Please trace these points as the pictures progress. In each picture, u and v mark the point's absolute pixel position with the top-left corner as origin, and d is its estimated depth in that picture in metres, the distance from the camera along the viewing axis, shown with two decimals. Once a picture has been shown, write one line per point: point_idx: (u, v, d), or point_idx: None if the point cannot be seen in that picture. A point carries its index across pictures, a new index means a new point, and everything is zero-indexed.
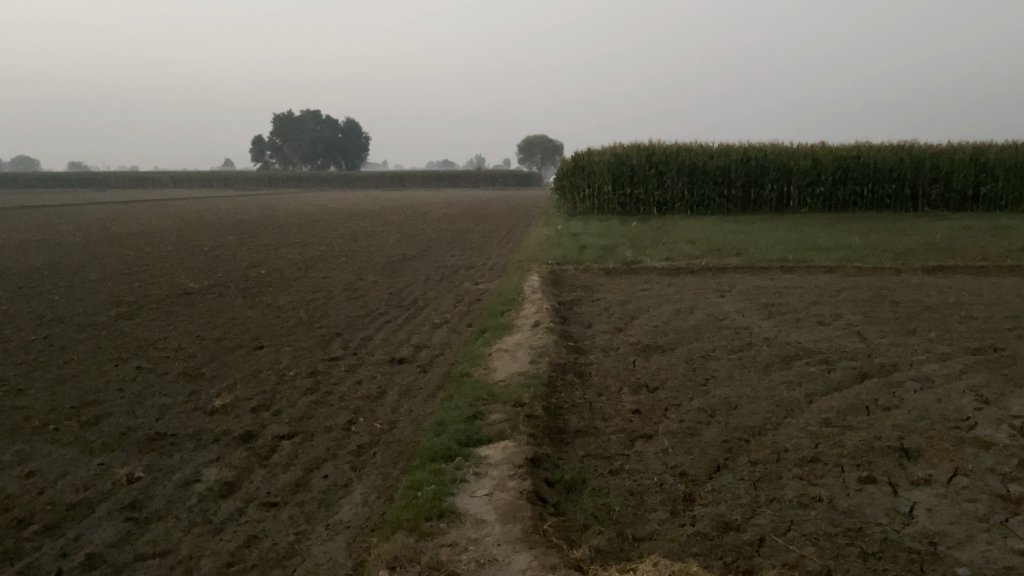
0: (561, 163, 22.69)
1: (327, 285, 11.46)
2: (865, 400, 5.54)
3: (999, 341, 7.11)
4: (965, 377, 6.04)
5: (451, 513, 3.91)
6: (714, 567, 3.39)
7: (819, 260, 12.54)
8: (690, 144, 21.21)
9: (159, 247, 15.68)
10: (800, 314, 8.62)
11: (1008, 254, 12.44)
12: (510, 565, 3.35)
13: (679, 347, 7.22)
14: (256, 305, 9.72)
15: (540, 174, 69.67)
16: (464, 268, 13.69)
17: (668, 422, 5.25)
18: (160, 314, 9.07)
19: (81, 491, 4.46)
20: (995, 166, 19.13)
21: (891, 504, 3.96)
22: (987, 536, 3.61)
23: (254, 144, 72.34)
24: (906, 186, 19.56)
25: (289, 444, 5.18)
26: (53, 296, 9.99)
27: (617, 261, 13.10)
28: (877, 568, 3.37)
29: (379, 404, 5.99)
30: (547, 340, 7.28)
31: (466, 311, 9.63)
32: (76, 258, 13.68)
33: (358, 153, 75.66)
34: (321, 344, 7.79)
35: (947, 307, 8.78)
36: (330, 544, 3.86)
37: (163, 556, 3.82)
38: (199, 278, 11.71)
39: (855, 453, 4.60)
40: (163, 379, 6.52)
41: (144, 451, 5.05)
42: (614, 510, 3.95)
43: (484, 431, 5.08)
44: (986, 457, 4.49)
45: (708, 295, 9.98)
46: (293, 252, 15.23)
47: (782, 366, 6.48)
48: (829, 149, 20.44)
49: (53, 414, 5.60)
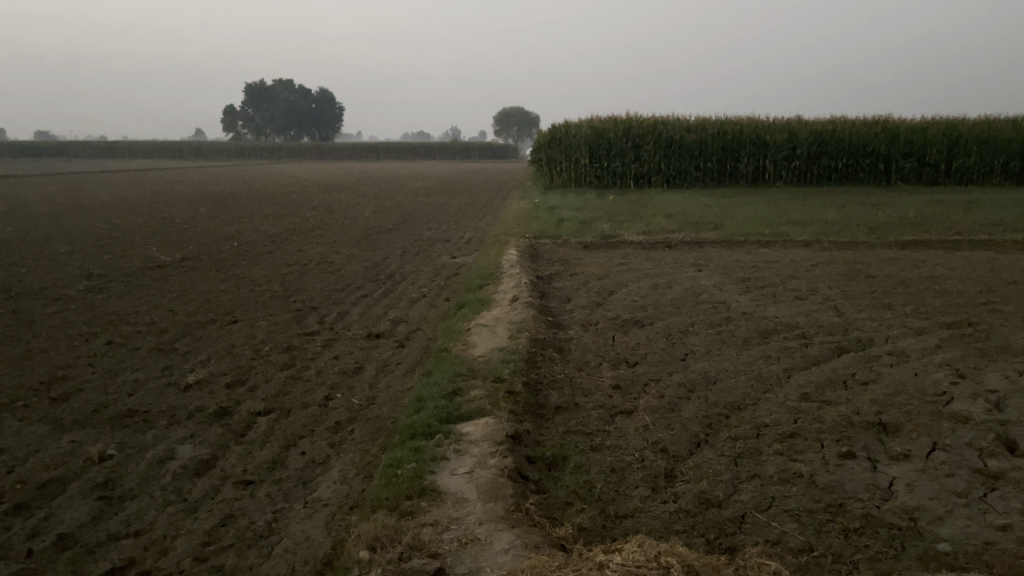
0: (539, 136, 22.45)
1: (302, 258, 11.23)
2: (843, 374, 5.58)
3: (973, 316, 7.19)
4: (940, 351, 6.10)
5: (432, 492, 3.85)
6: (697, 545, 3.39)
7: (796, 234, 12.60)
8: (668, 117, 21.15)
9: (127, 219, 15.26)
10: (778, 289, 8.62)
11: (979, 229, 12.58)
12: (492, 544, 3.31)
13: (658, 322, 7.20)
14: (229, 279, 9.50)
15: (517, 146, 68.98)
16: (441, 241, 13.54)
17: (649, 398, 5.23)
18: (130, 287, 8.81)
19: (52, 469, 4.32)
20: (968, 141, 19.25)
21: (871, 480, 3.98)
22: (966, 511, 3.65)
23: (227, 114, 71.20)
24: (880, 160, 19.69)
25: (265, 421, 5.08)
26: (20, 269, 9.67)
27: (594, 235, 13.05)
28: (859, 544, 3.39)
29: (356, 380, 5.89)
30: (526, 314, 7.23)
31: (443, 286, 9.50)
32: (42, 230, 13.25)
33: (332, 124, 74.24)
34: (296, 319, 7.65)
35: (920, 281, 8.85)
36: (309, 524, 3.79)
37: (137, 536, 3.72)
38: (170, 251, 11.41)
39: (834, 429, 4.62)
40: (136, 354, 6.35)
41: (115, 429, 4.90)
42: (596, 487, 3.93)
43: (464, 407, 5.02)
44: (963, 432, 4.54)
45: (686, 269, 9.97)
46: (267, 225, 14.93)
47: (761, 341, 6.49)
48: (806, 123, 20.48)
49: (22, 390, 5.42)
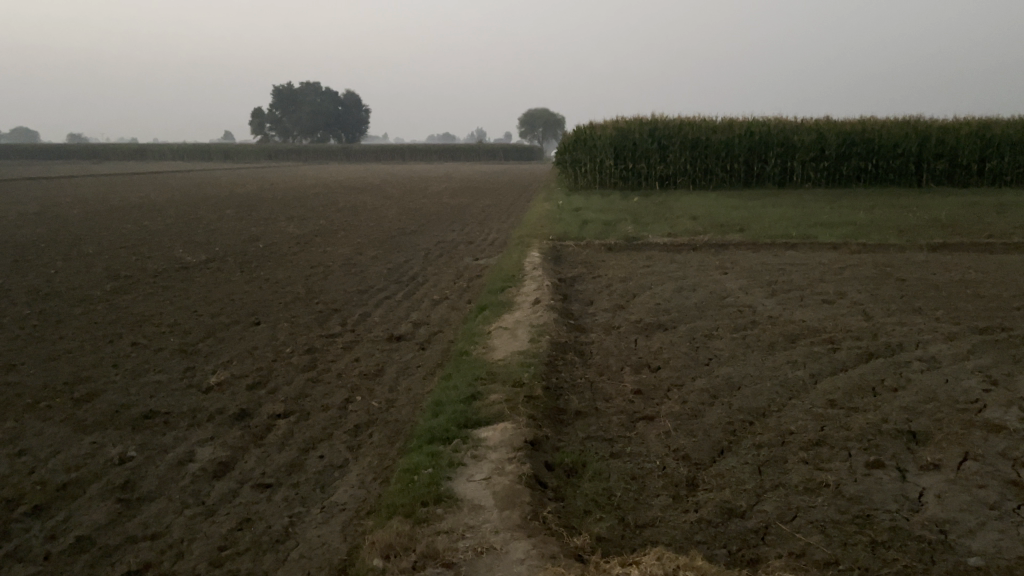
0: (563, 137, 22.33)
1: (325, 259, 11.29)
2: (871, 380, 5.43)
3: (1006, 320, 6.99)
4: (972, 357, 5.92)
5: (448, 498, 3.81)
6: (718, 557, 3.30)
7: (824, 236, 12.37)
8: (694, 118, 20.93)
9: (156, 220, 15.48)
10: (804, 292, 8.45)
11: (1014, 232, 12.26)
12: (508, 554, 3.26)
13: (681, 326, 7.10)
14: (253, 280, 9.57)
15: (542, 147, 68.62)
16: (465, 243, 13.52)
17: (671, 403, 5.14)
18: (155, 288, 8.92)
19: (72, 470, 4.37)
20: (1002, 142, 18.79)
21: (899, 491, 3.86)
22: (1000, 524, 3.52)
23: (255, 117, 72.18)
24: (910, 161, 19.30)
25: (284, 424, 5.08)
26: (50, 270, 9.85)
27: (619, 236, 12.94)
28: (887, 557, 3.28)
29: (376, 382, 5.89)
30: (548, 317, 7.18)
31: (465, 288, 9.47)
32: (73, 231, 13.51)
33: (358, 126, 74.65)
34: (318, 320, 7.68)
35: (953, 285, 8.63)
36: (325, 528, 3.77)
37: (154, 539, 3.73)
38: (196, 252, 11.55)
39: (862, 436, 4.50)
40: (158, 355, 6.41)
41: (136, 430, 4.94)
42: (615, 495, 3.86)
43: (483, 411, 4.97)
44: (996, 441, 4.38)
45: (711, 272, 9.83)
46: (292, 226, 15.05)
47: (786, 346, 6.36)
48: (834, 123, 20.14)
49: (46, 391, 5.49)
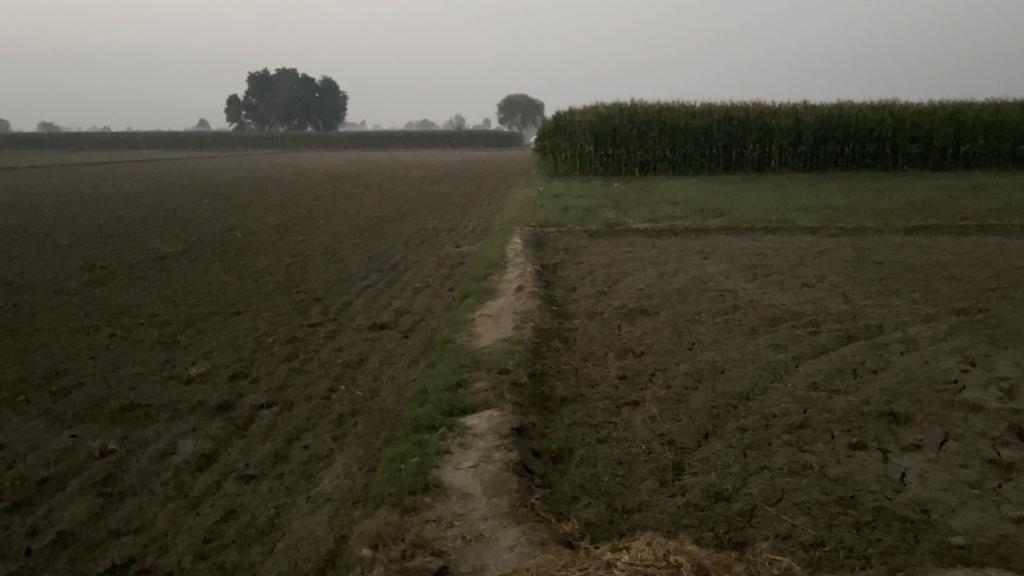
0: (543, 123, 22.23)
1: (304, 249, 11.17)
2: (852, 363, 5.49)
3: (983, 302, 7.09)
4: (951, 338, 6.01)
5: (435, 487, 3.79)
6: (706, 540, 3.32)
7: (803, 220, 12.47)
8: (673, 103, 20.93)
9: (131, 210, 15.19)
10: (785, 276, 8.51)
11: (988, 214, 12.43)
12: (497, 542, 3.25)
13: (664, 311, 7.12)
14: (233, 270, 9.43)
15: (521, 134, 68.36)
16: (446, 231, 13.42)
17: (655, 388, 5.15)
18: (133, 280, 8.75)
19: (52, 465, 4.29)
20: (975, 125, 19.02)
21: (882, 471, 3.91)
22: (980, 503, 3.58)
23: (231, 105, 71.03)
24: (886, 145, 19.50)
25: (267, 414, 5.03)
26: (22, 262, 9.62)
27: (599, 223, 12.93)
28: (871, 538, 3.32)
29: (360, 371, 5.84)
30: (531, 304, 7.17)
31: (447, 276, 9.42)
32: (45, 222, 13.21)
33: (335, 113, 73.78)
34: (300, 309, 7.60)
35: (930, 267, 8.73)
36: (312, 519, 3.74)
37: (137, 533, 3.68)
38: (174, 242, 11.34)
39: (845, 418, 4.55)
40: (138, 347, 6.30)
41: (117, 423, 4.86)
42: (602, 480, 3.87)
43: (468, 399, 4.96)
44: (975, 421, 4.45)
45: (692, 257, 9.85)
46: (270, 215, 14.84)
47: (769, 329, 6.40)
48: (812, 108, 20.26)
49: (23, 385, 5.38)
